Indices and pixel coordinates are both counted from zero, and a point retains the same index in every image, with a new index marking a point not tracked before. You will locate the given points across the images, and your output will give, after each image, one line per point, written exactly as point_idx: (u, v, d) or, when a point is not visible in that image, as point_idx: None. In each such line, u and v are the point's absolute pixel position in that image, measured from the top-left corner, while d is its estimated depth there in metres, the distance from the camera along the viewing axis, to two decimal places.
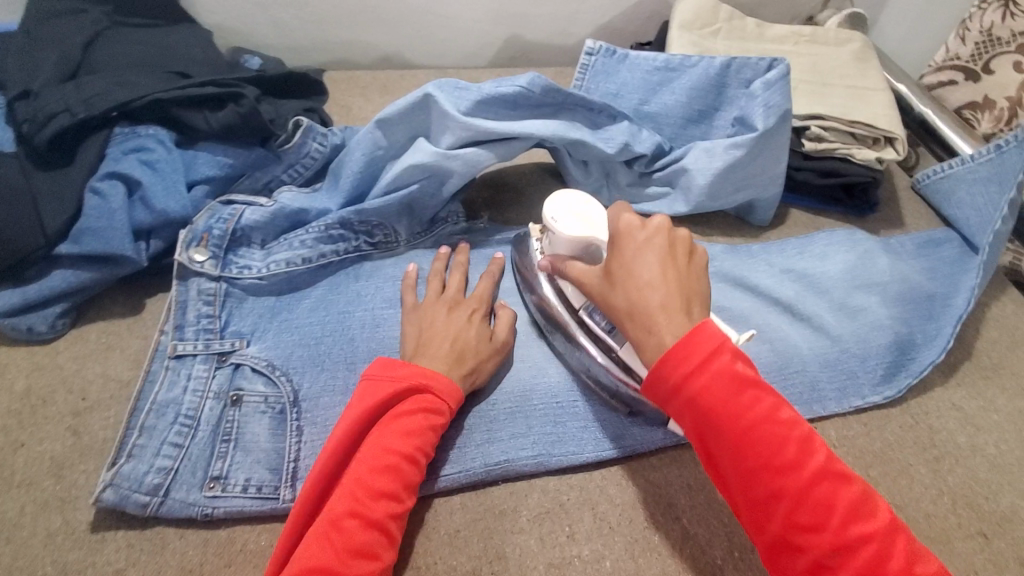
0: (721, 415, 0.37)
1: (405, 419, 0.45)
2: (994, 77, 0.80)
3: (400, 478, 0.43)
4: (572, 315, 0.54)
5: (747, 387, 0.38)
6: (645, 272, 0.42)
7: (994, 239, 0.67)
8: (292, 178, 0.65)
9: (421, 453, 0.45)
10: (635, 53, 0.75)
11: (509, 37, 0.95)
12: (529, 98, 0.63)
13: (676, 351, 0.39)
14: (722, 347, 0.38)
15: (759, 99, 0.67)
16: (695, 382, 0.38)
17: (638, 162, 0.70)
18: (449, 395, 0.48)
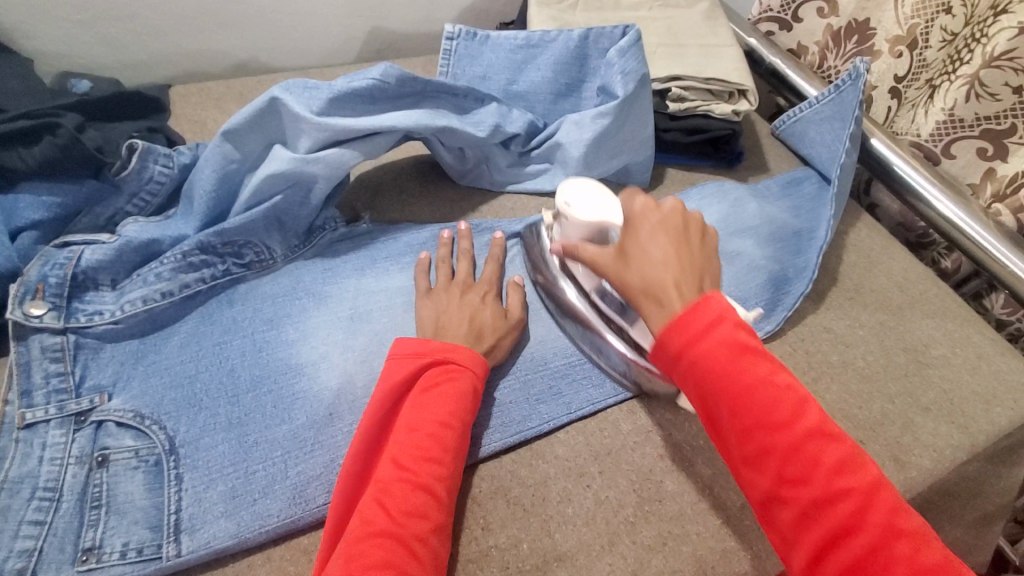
0: (717, 376, 0.38)
1: (435, 389, 0.47)
2: (803, 25, 0.91)
3: (439, 442, 0.44)
4: (582, 297, 0.57)
5: (748, 353, 0.39)
6: (658, 252, 0.44)
7: (841, 171, 0.72)
8: (139, 208, 0.60)
9: (457, 417, 0.46)
10: (495, 34, 0.75)
11: (372, 29, 0.92)
12: (386, 89, 0.60)
13: (680, 319, 0.40)
14: (723, 317, 0.40)
15: (616, 67, 0.68)
16: (694, 348, 0.39)
17: (514, 142, 0.71)
18: (473, 362, 0.49)
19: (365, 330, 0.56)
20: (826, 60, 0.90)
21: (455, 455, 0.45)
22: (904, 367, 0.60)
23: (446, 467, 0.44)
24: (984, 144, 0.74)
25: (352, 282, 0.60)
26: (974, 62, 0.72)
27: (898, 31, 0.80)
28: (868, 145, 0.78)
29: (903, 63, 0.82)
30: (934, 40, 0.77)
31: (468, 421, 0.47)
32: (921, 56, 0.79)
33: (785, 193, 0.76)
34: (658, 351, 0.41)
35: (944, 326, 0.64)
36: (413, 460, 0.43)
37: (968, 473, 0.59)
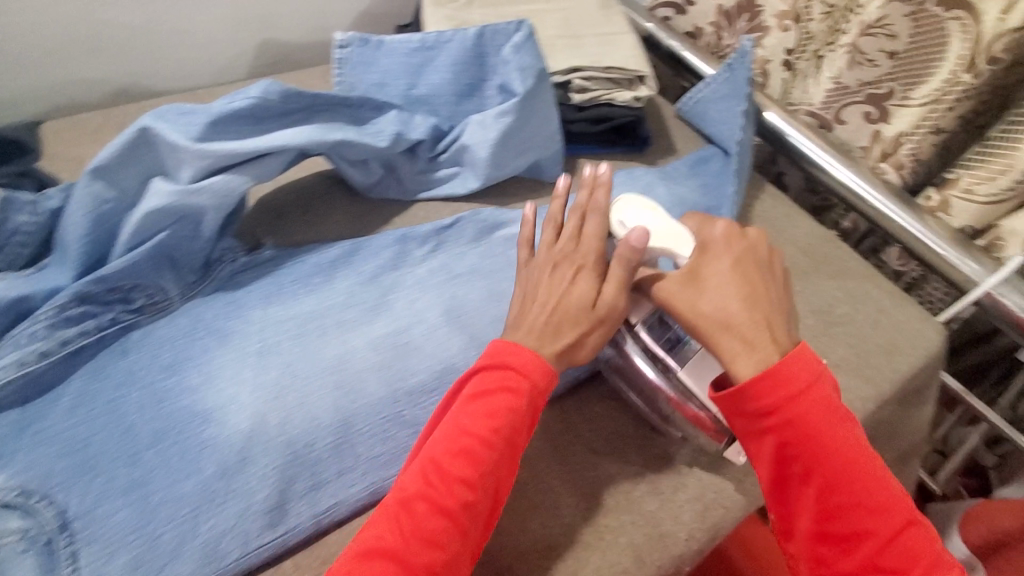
0: (811, 443, 0.43)
1: (488, 398, 0.45)
2: (698, 7, 0.93)
3: (473, 461, 0.43)
4: (625, 334, 0.53)
5: (844, 422, 0.44)
6: (738, 286, 0.47)
7: (739, 145, 0.75)
8: (6, 263, 0.54)
9: (501, 438, 0.45)
10: (388, 38, 0.72)
11: (263, 41, 0.87)
12: (270, 106, 0.57)
13: (778, 376, 0.44)
14: (817, 383, 0.44)
15: (513, 64, 0.68)
16: (793, 413, 0.43)
17: (421, 148, 0.69)
18: (537, 370, 0.47)
19: (275, 363, 0.53)
20: (721, 39, 0.92)
21: (489, 480, 0.44)
22: (814, 329, 0.63)
23: (478, 489, 0.43)
24: (869, 107, 0.77)
25: (256, 313, 0.56)
26: (852, 31, 0.76)
27: (784, 6, 0.82)
28: (764, 119, 0.81)
29: (792, 36, 0.83)
30: (817, 12, 0.80)
31: (513, 442, 0.45)
32: (806, 28, 0.82)
33: (692, 173, 0.78)
34: (736, 398, 0.44)
35: (846, 285, 0.68)
36: (441, 475, 0.43)
37: (879, 421, 0.62)
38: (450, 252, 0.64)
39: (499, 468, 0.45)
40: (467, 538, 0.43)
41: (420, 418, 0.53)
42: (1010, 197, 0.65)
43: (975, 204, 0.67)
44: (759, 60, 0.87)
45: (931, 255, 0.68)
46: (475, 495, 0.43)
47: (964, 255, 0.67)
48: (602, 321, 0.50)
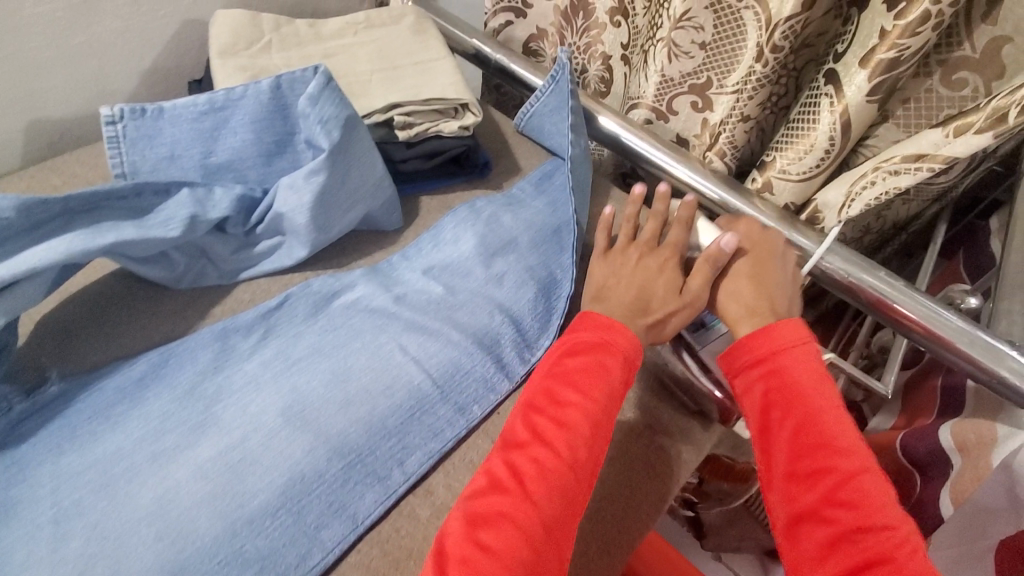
0: (790, 386, 0.52)
1: (588, 358, 0.53)
2: (535, 10, 0.91)
3: (579, 415, 0.49)
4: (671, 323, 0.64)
5: (822, 379, 0.52)
6: (755, 274, 0.62)
7: (576, 160, 0.74)
8: None
9: (605, 395, 0.51)
10: (168, 103, 0.63)
11: (30, 124, 0.74)
12: (8, 225, 0.47)
13: (770, 336, 0.55)
14: (803, 344, 0.54)
15: (312, 117, 0.61)
16: (776, 363, 0.53)
17: (230, 225, 0.61)
18: (630, 341, 0.54)
19: (79, 529, 0.45)
20: (566, 38, 0.90)
21: (596, 435, 0.49)
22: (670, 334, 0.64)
23: (590, 441, 0.49)
24: (694, 98, 0.79)
25: (50, 472, 0.48)
26: (666, 26, 0.75)
27: (612, 3, 0.80)
28: (599, 128, 0.81)
29: (624, 32, 0.84)
30: (639, 8, 0.81)
31: (613, 410, 0.52)
32: (633, 24, 0.83)
33: (538, 192, 0.76)
34: (742, 353, 0.55)
35: None
36: (546, 434, 0.48)
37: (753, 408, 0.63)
38: (282, 337, 0.58)
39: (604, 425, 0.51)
40: (579, 493, 0.47)
41: (264, 547, 0.46)
42: (819, 173, 0.68)
43: (790, 182, 0.70)
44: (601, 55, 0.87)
45: None
46: (588, 446, 0.49)
47: (791, 231, 0.70)
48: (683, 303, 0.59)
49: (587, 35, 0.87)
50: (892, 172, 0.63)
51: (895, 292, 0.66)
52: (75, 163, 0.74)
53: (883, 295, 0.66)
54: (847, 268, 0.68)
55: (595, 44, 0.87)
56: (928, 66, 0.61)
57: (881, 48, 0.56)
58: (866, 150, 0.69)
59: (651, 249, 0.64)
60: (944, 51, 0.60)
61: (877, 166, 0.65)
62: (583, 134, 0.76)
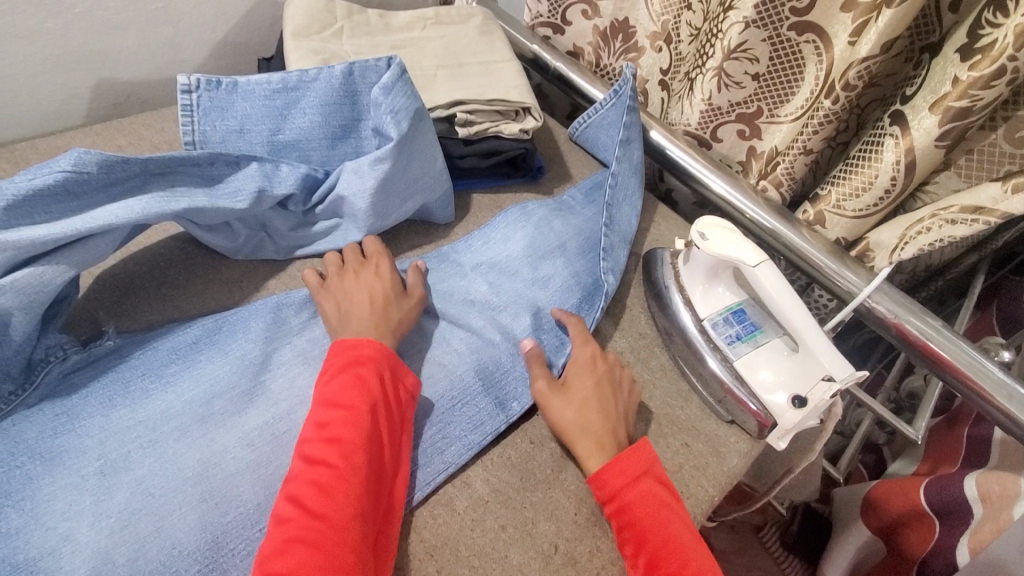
0: (638, 517, 0.48)
1: (348, 375, 0.48)
2: (573, 28, 0.91)
3: (358, 420, 0.46)
4: (700, 336, 0.61)
5: (662, 509, 0.48)
6: (588, 396, 0.55)
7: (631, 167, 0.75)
8: None
9: (379, 398, 0.48)
10: (244, 78, 0.64)
11: (98, 82, 0.76)
12: (89, 179, 0.48)
13: (611, 470, 0.50)
14: (643, 474, 0.50)
15: (384, 106, 0.62)
16: (624, 499, 0.49)
17: (291, 203, 0.62)
18: (382, 349, 0.51)
19: (123, 483, 0.45)
20: (601, 59, 0.92)
21: (376, 437, 0.47)
22: None
23: (369, 444, 0.46)
24: (741, 125, 0.79)
25: (104, 421, 0.48)
26: (717, 55, 0.74)
27: (654, 28, 0.83)
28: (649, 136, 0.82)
29: (665, 57, 0.84)
30: (684, 34, 0.80)
31: (382, 413, 0.48)
32: (676, 50, 0.82)
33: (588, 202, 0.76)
34: (597, 491, 0.50)
35: None
36: (324, 446, 0.44)
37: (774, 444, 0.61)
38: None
39: (384, 428, 0.48)
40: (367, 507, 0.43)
41: None
42: (875, 212, 0.69)
43: (845, 217, 0.71)
44: (638, 79, 0.89)
45: (811, 266, 0.72)
46: (368, 450, 0.45)
47: (840, 266, 0.70)
48: (390, 306, 0.56)
49: (623, 58, 0.89)
50: (949, 220, 0.64)
51: (939, 337, 0.65)
52: (140, 125, 0.75)
53: (929, 341, 0.65)
54: (895, 310, 0.67)
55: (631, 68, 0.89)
56: (994, 121, 0.62)
57: (952, 95, 0.57)
58: (924, 197, 0.69)
59: (362, 263, 0.60)
60: (1011, 109, 0.60)
61: (934, 212, 0.65)
62: (635, 144, 0.75)
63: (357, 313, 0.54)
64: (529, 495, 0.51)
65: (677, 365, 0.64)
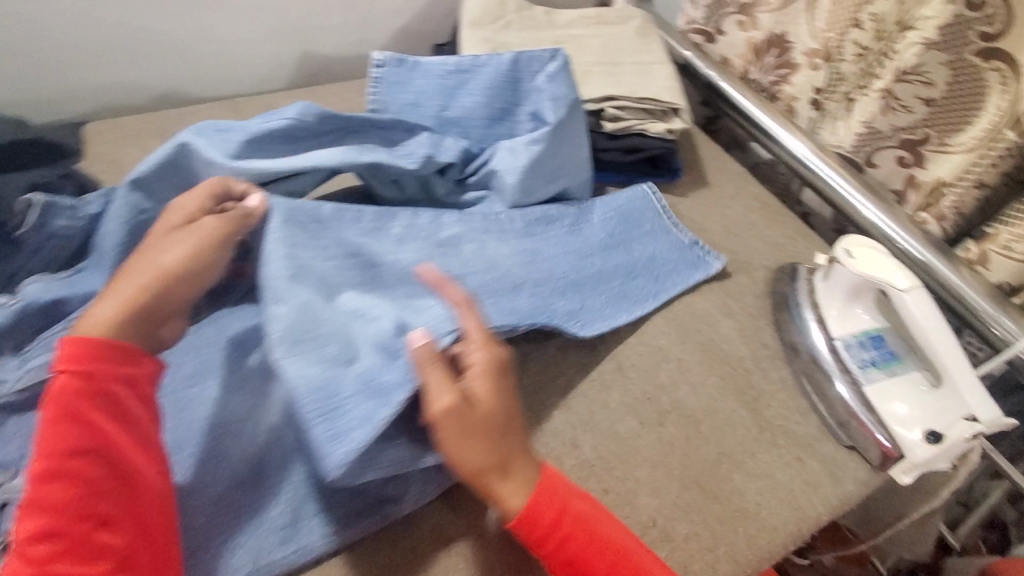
0: (578, 546, 0.45)
1: (48, 426, 0.39)
2: (727, 38, 0.90)
3: (60, 485, 0.38)
4: (834, 359, 0.60)
5: (597, 531, 0.45)
6: (505, 421, 0.46)
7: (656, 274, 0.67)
8: (46, 263, 0.55)
9: (86, 440, 0.39)
10: (425, 59, 0.73)
11: (302, 55, 0.88)
12: (307, 127, 0.59)
13: (535, 506, 0.44)
14: (567, 500, 0.45)
15: (546, 93, 0.69)
16: (563, 528, 0.45)
17: (450, 171, 0.69)
18: (92, 383, 0.41)
19: None
20: (749, 73, 0.90)
21: (106, 483, 0.39)
22: None
23: (85, 503, 0.38)
24: (903, 152, 0.74)
25: None
26: (886, 77, 0.73)
27: (814, 46, 0.79)
28: (791, 150, 0.80)
29: (821, 75, 0.81)
30: (849, 54, 0.76)
31: (99, 470, 0.39)
32: (837, 69, 0.78)
33: (610, 235, 0.68)
34: (534, 530, 0.44)
35: None
36: (22, 535, 0.36)
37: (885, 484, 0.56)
38: (235, 312, 0.56)
39: (114, 466, 0.40)
40: None
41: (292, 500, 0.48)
42: None
43: (1013, 261, 0.66)
44: (788, 96, 0.85)
45: (965, 309, 0.67)
46: (84, 514, 0.38)
47: (999, 312, 0.64)
48: (179, 241, 0.49)
49: (774, 74, 0.86)
50: None
51: None
52: (329, 93, 0.87)
53: None
54: None
55: (780, 85, 0.86)
56: None
57: None
58: None
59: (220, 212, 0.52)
60: None
61: None
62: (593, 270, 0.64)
63: (138, 278, 0.46)
64: (634, 471, 0.53)
65: (798, 381, 0.62)
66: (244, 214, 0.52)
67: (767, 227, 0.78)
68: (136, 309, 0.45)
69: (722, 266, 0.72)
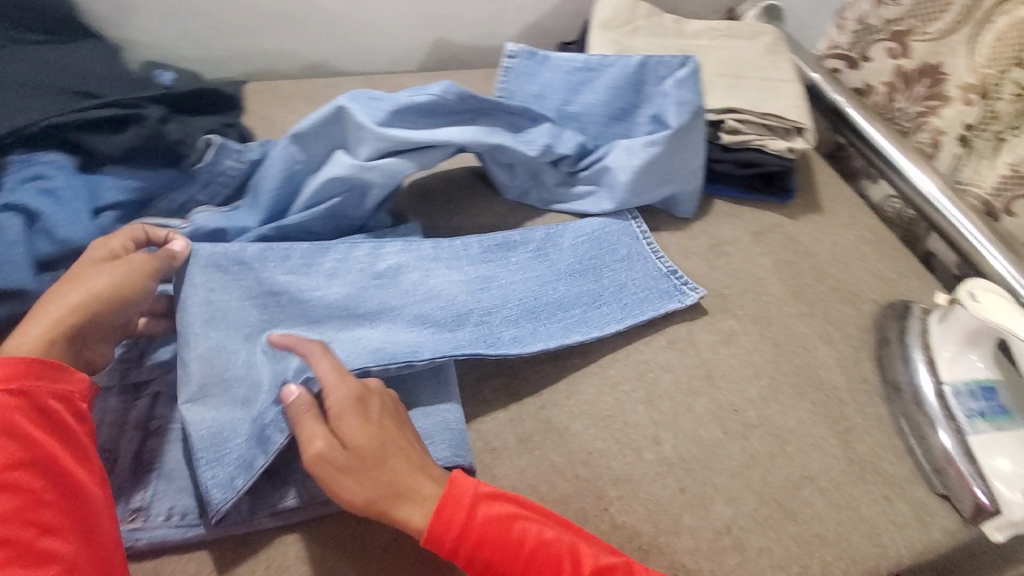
0: (493, 553, 0.43)
1: None
2: (872, 64, 0.86)
3: (0, 497, 0.35)
4: (938, 407, 0.59)
5: (514, 523, 0.44)
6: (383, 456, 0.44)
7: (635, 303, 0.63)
8: (210, 197, 0.63)
9: (21, 451, 0.37)
10: (554, 55, 0.76)
11: (436, 40, 0.94)
12: (446, 105, 0.64)
13: (444, 508, 0.43)
14: (475, 498, 0.44)
15: (672, 97, 0.71)
16: (477, 525, 0.43)
17: (563, 162, 0.72)
18: (10, 397, 0.38)
19: None
20: (893, 102, 0.85)
21: (48, 494, 0.37)
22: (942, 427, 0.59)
23: (27, 512, 0.36)
24: None
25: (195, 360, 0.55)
26: None
27: (971, 80, 0.74)
28: (915, 186, 0.77)
29: (973, 112, 0.75)
30: (1007, 92, 0.71)
31: (41, 481, 0.37)
32: (992, 106, 0.73)
33: (579, 260, 0.66)
34: (441, 539, 0.43)
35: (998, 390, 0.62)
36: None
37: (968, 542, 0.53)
38: None
39: (57, 475, 0.38)
40: None
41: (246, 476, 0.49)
42: None
43: None
44: (935, 131, 0.80)
45: None
46: (27, 522, 0.36)
47: None
48: (106, 272, 0.47)
49: (922, 104, 0.81)
50: None
51: None
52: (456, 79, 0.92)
53: None
54: None
55: (923, 116, 0.81)
56: None
57: None
58: None
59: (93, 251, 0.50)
60: None
61: None
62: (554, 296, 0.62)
63: (69, 299, 0.45)
64: (713, 475, 0.54)
65: (895, 420, 0.60)
66: (172, 256, 0.52)
67: (879, 260, 0.75)
68: (69, 331, 0.44)
69: (826, 293, 0.70)
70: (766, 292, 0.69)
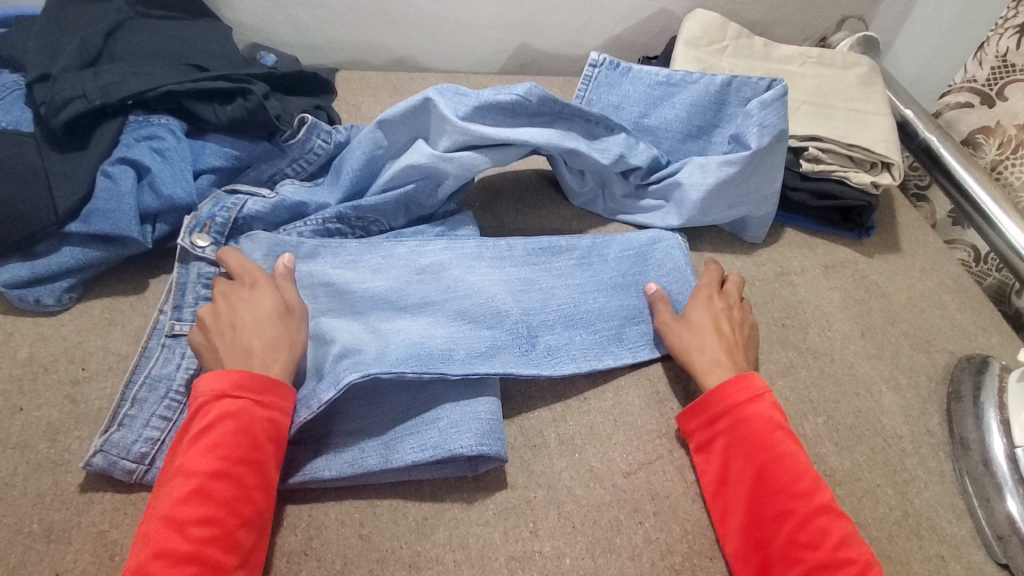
0: (745, 434, 0.51)
1: (206, 433, 0.44)
2: (1008, 103, 0.79)
3: (227, 488, 0.43)
4: (1011, 473, 0.54)
5: (778, 428, 0.51)
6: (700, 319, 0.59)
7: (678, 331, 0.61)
8: (296, 172, 0.67)
9: (251, 452, 0.44)
10: (637, 67, 0.76)
11: (520, 45, 0.96)
12: (527, 106, 0.65)
13: (724, 388, 0.53)
14: (757, 395, 0.52)
15: (754, 118, 0.68)
16: (742, 412, 0.52)
17: (633, 174, 0.72)
18: (252, 407, 0.46)
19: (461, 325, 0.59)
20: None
21: (255, 494, 0.44)
22: None
23: (239, 503, 0.43)
24: None
25: None
26: None
27: None
28: (1006, 238, 0.72)
29: None
30: None
31: (254, 484, 0.44)
32: None
33: (623, 274, 0.65)
34: (700, 409, 0.53)
35: None
36: (184, 519, 0.41)
37: None
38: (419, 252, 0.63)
39: (263, 480, 0.45)
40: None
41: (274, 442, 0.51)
42: None
43: None
44: None
45: None
46: (237, 512, 0.42)
47: None
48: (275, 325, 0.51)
49: None
50: None
51: None
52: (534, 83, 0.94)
53: None
54: None
55: None
56: None
57: None
58: None
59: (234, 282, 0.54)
60: None
61: None
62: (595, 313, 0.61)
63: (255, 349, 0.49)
64: None
65: (959, 480, 0.57)
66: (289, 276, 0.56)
67: (961, 310, 0.71)
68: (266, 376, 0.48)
69: (897, 337, 0.67)
70: (831, 328, 0.66)
